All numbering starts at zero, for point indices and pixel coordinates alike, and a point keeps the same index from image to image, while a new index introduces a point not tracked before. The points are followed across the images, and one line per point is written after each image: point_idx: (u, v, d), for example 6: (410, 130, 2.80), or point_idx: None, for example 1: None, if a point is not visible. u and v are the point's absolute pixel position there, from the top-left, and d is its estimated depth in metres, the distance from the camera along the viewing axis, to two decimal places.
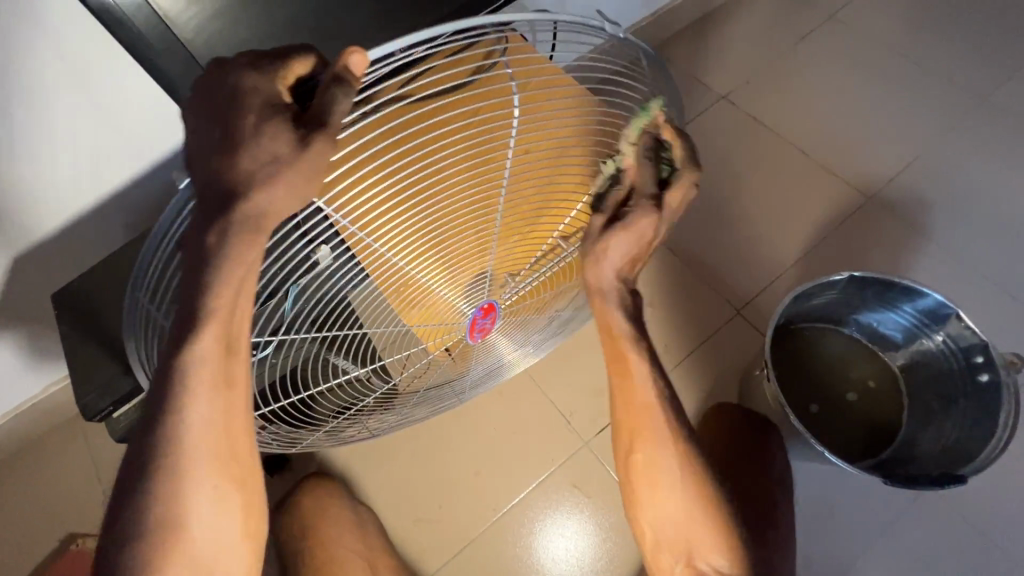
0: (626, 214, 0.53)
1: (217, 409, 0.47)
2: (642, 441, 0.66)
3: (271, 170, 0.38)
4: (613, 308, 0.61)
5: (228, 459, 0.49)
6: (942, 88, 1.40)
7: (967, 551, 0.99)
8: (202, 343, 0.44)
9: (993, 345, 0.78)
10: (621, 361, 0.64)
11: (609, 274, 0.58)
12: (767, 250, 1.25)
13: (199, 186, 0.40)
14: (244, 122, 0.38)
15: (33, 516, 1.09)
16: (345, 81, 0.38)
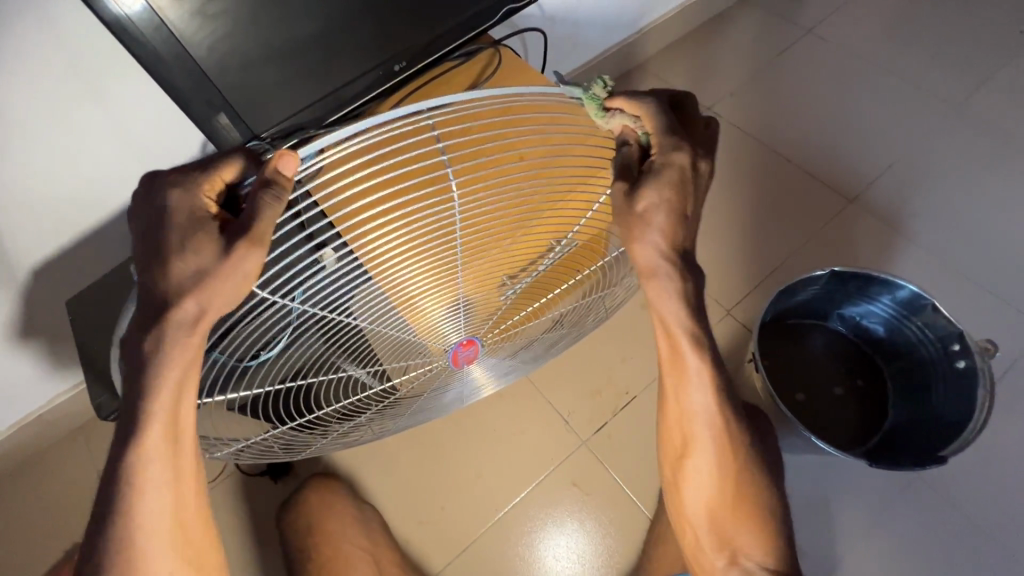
0: (653, 165, 0.49)
1: (167, 500, 0.53)
2: (694, 443, 0.68)
3: (197, 278, 0.43)
4: (668, 298, 0.54)
5: (182, 544, 0.56)
6: (916, 97, 1.47)
7: (956, 537, 1.02)
8: (149, 440, 0.49)
9: (968, 332, 0.82)
10: (677, 364, 0.62)
11: (653, 250, 0.51)
12: (755, 252, 1.30)
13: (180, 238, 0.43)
14: (171, 237, 0.43)
15: (38, 527, 1.10)
16: (271, 189, 0.41)
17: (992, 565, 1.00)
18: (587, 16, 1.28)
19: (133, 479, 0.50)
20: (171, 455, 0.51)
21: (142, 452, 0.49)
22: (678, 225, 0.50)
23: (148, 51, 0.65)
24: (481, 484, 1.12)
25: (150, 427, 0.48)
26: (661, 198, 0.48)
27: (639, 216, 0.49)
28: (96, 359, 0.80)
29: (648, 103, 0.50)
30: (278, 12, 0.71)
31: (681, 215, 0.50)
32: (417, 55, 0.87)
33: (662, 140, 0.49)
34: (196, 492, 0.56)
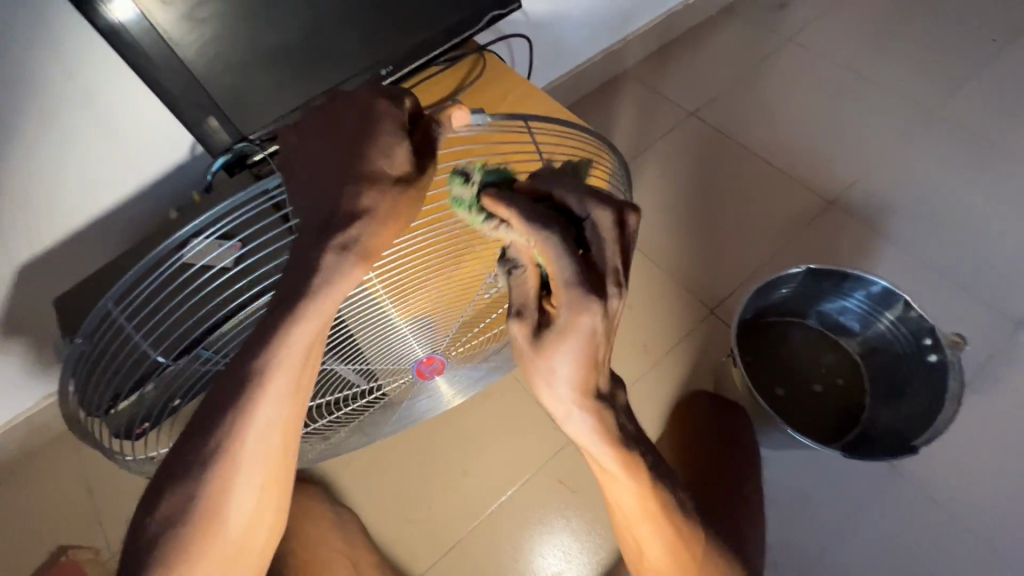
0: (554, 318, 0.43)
1: (274, 424, 0.50)
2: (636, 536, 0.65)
3: (390, 188, 0.43)
4: (583, 426, 0.51)
5: (272, 476, 0.53)
6: (893, 102, 1.51)
7: (935, 531, 1.04)
8: (281, 357, 0.47)
9: (939, 327, 0.84)
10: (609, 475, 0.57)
11: (558, 390, 0.48)
12: (737, 254, 1.32)
13: (387, 143, 0.42)
14: (383, 137, 0.42)
15: (25, 528, 1.10)
16: (442, 129, 0.45)
17: (970, 556, 1.02)
18: (572, 23, 1.32)
19: (251, 395, 0.47)
20: (296, 375, 0.49)
21: (268, 368, 0.47)
22: (585, 367, 0.46)
23: (138, 53, 0.67)
24: (468, 481, 1.13)
25: (291, 345, 0.46)
26: (569, 345, 0.44)
27: (541, 360, 0.46)
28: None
29: (551, 242, 0.39)
30: (265, 16, 0.73)
31: (594, 360, 0.46)
32: (404, 60, 0.90)
33: (568, 293, 0.40)
34: (278, 497, 0.56)
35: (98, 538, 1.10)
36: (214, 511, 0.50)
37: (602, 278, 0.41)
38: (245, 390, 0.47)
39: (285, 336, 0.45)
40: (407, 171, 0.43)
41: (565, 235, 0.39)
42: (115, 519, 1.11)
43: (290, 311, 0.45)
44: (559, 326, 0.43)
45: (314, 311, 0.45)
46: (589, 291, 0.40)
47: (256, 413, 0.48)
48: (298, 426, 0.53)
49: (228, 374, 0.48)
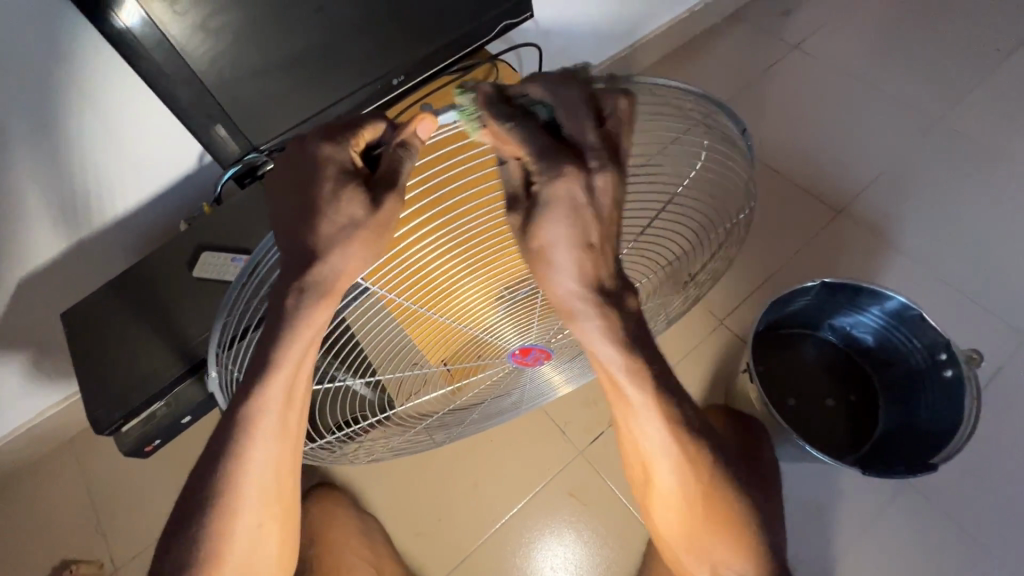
0: (539, 194, 0.43)
1: (271, 454, 0.54)
2: (646, 471, 0.66)
3: (348, 231, 0.44)
4: (593, 336, 0.53)
5: (274, 500, 0.57)
6: (900, 110, 1.51)
7: (947, 544, 1.03)
8: (269, 393, 0.51)
9: (955, 342, 0.84)
10: (620, 394, 0.59)
11: (563, 290, 0.50)
12: (747, 263, 1.32)
13: (327, 197, 0.43)
14: (323, 188, 0.43)
15: (27, 542, 1.08)
16: (408, 149, 0.43)
17: (979, 567, 1.02)
18: (580, 31, 1.31)
19: (246, 431, 0.52)
20: (284, 407, 0.53)
21: (259, 403, 0.51)
22: (585, 255, 0.48)
23: (152, 65, 0.65)
24: (479, 493, 1.12)
25: (275, 377, 0.50)
26: (545, 229, 0.45)
27: (538, 252, 0.48)
28: (96, 375, 0.78)
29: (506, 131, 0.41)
30: (280, 29, 0.72)
31: (587, 244, 0.47)
32: (416, 69, 0.88)
33: (540, 166, 0.41)
34: (281, 528, 0.59)
35: (101, 552, 1.08)
36: (215, 544, 0.54)
37: (575, 154, 0.43)
38: (237, 430, 0.52)
39: (266, 381, 0.51)
40: (359, 213, 0.43)
41: (523, 123, 0.41)
42: (119, 533, 1.09)
43: (266, 359, 0.50)
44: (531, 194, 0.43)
45: (288, 351, 0.50)
46: (573, 162, 0.42)
47: (249, 450, 0.53)
48: (295, 459, 0.57)
49: (225, 419, 0.52)
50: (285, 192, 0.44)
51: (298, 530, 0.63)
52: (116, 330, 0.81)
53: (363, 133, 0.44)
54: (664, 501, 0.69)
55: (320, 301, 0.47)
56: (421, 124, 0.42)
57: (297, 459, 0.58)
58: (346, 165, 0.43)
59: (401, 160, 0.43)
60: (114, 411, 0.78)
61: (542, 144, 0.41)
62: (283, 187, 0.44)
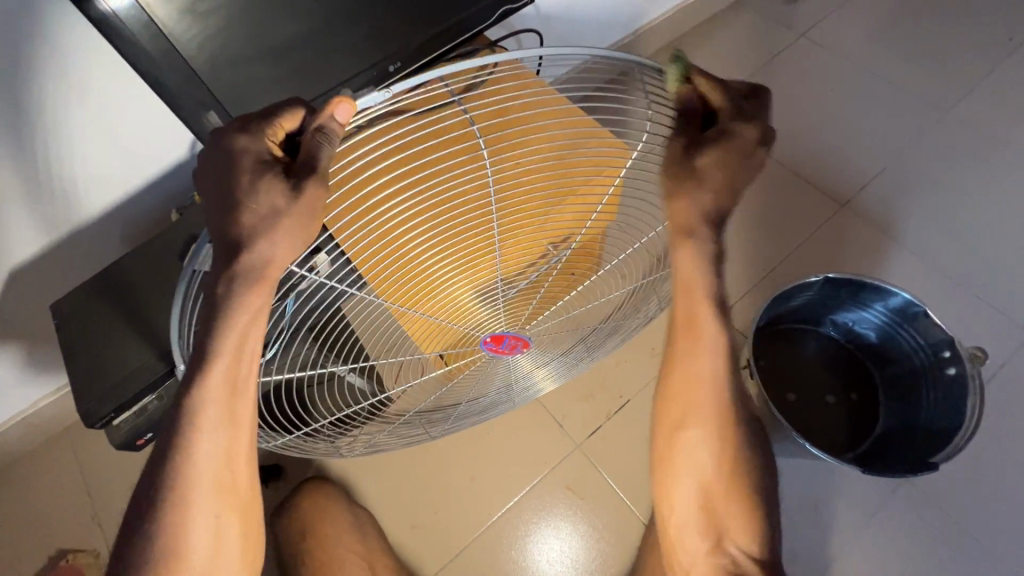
0: (726, 126, 0.47)
1: (221, 445, 0.53)
2: (694, 414, 0.69)
3: (270, 220, 0.44)
4: (702, 267, 0.56)
5: (229, 493, 0.56)
6: (907, 101, 1.48)
7: (944, 540, 1.03)
8: (210, 384, 0.50)
9: (959, 340, 0.83)
10: (692, 326, 0.63)
11: (696, 213, 0.51)
12: (750, 256, 1.30)
13: (246, 188, 0.44)
14: (242, 179, 0.44)
15: (25, 532, 1.08)
16: (325, 133, 0.43)
17: (974, 562, 1.02)
18: (583, 16, 1.28)
19: (192, 423, 0.51)
20: (229, 398, 0.51)
21: (203, 396, 0.50)
22: (729, 193, 0.50)
23: (139, 50, 0.62)
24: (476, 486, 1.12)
25: (215, 366, 0.49)
26: (716, 159, 0.47)
27: (694, 175, 0.48)
28: (79, 375, 0.77)
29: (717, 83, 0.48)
30: (271, 11, 0.70)
31: (733, 186, 0.50)
32: (414, 55, 0.84)
33: (734, 109, 0.48)
34: (243, 524, 0.58)
35: (98, 542, 1.08)
36: (169, 546, 0.53)
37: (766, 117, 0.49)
38: (182, 423, 0.51)
39: (205, 372, 0.49)
40: (279, 202, 0.43)
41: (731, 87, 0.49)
42: (114, 524, 1.09)
43: (203, 352, 0.49)
44: (719, 128, 0.47)
45: (224, 343, 0.48)
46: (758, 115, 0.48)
47: (197, 442, 0.52)
48: (250, 452, 0.56)
49: (170, 417, 0.52)
50: (208, 185, 0.45)
51: (261, 522, 0.62)
52: (109, 322, 0.80)
53: (280, 123, 0.45)
54: (693, 464, 0.72)
55: None
56: (337, 109, 0.42)
57: (252, 451, 0.57)
58: (263, 155, 0.44)
59: (317, 144, 0.43)
60: (104, 405, 0.77)
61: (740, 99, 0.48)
62: (205, 180, 0.46)
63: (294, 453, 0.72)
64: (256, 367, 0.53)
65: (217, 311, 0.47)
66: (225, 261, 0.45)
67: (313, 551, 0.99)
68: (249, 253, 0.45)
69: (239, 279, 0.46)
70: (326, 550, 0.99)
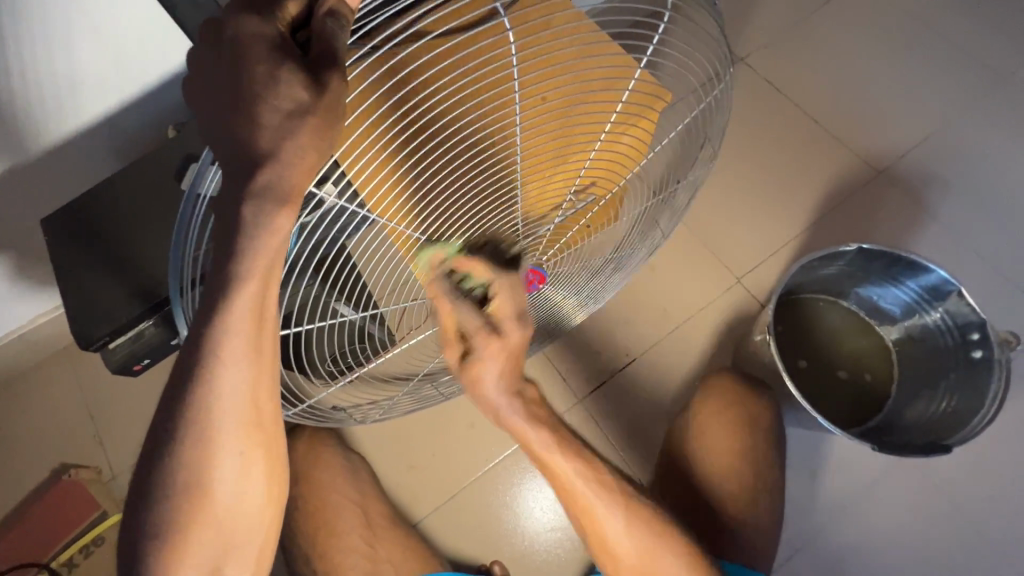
0: (474, 348, 0.62)
1: (247, 379, 0.48)
2: (591, 513, 0.75)
3: (272, 137, 0.39)
4: (508, 413, 0.71)
5: (255, 432, 0.50)
6: (962, 63, 1.37)
7: (936, 517, 1.04)
8: (232, 314, 0.44)
9: (991, 323, 0.80)
10: (543, 462, 0.74)
11: (495, 394, 0.69)
12: (773, 218, 1.24)
13: (256, 86, 0.38)
14: (256, 71, 0.38)
15: (27, 444, 1.09)
16: (336, 19, 0.40)
17: (966, 541, 1.03)
18: None
19: (215, 354, 0.46)
20: (254, 329, 0.46)
21: (227, 325, 0.45)
22: (510, 362, 0.66)
23: None
24: (475, 433, 1.12)
25: (243, 289, 0.44)
26: (483, 365, 0.64)
27: (467, 371, 0.65)
28: (76, 296, 0.74)
29: (456, 305, 0.59)
30: None
31: (512, 362, 0.66)
32: None
33: (477, 332, 0.61)
34: (269, 471, 0.53)
35: (101, 459, 1.09)
36: (190, 497, 0.48)
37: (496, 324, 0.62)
38: (202, 355, 0.46)
39: (225, 300, 0.44)
40: (301, 95, 0.39)
41: (471, 302, 0.61)
42: (115, 445, 1.10)
43: (220, 282, 0.43)
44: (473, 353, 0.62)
45: (252, 267, 0.43)
46: (492, 331, 0.62)
47: (218, 377, 0.46)
48: (273, 396, 0.51)
49: (187, 347, 0.46)
50: (209, 82, 0.39)
51: (288, 463, 0.56)
52: (107, 245, 0.76)
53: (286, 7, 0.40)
54: (613, 538, 0.75)
55: None
56: None
57: (277, 390, 0.51)
58: (274, 41, 0.39)
59: (332, 31, 0.40)
60: (98, 327, 0.74)
61: (489, 323, 0.61)
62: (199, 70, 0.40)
63: (311, 422, 0.72)
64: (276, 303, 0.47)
65: (228, 241, 0.42)
66: (245, 179, 0.40)
67: (304, 498, 0.96)
68: (259, 176, 0.40)
69: (269, 196, 0.41)
70: (320, 494, 0.97)
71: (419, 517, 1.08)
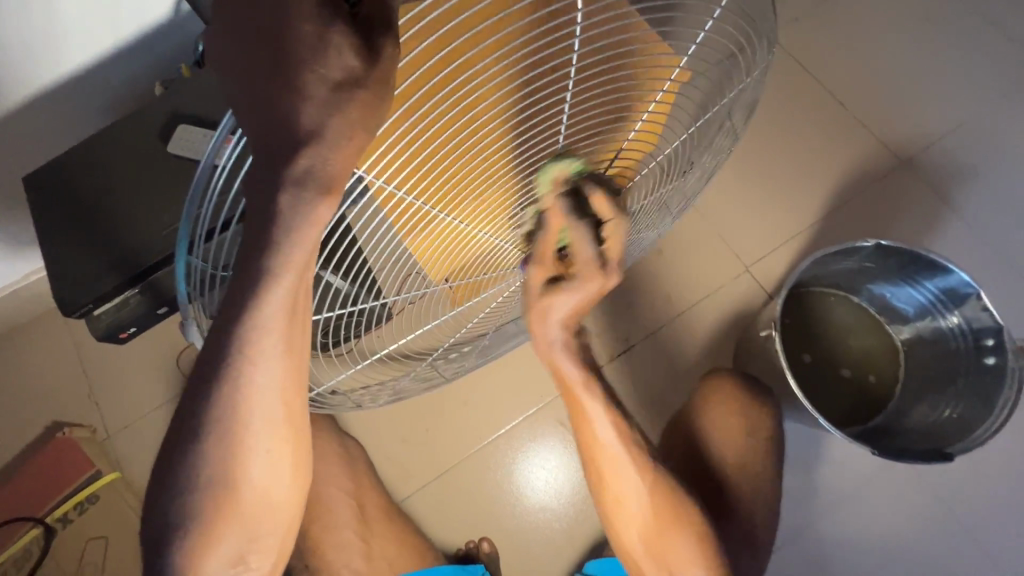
0: (570, 279, 0.54)
1: (279, 373, 0.46)
2: (602, 474, 0.71)
3: (311, 111, 0.35)
4: (558, 354, 0.61)
5: (284, 426, 0.49)
6: (1002, 47, 1.28)
7: (928, 519, 1.03)
8: (266, 308, 0.43)
9: (1009, 330, 0.77)
10: (574, 402, 0.67)
11: (552, 332, 0.59)
12: (788, 206, 1.19)
13: (298, 52, 0.33)
14: (304, 32, 0.33)
15: (22, 401, 1.09)
16: None
17: (956, 547, 1.02)
18: None
19: (246, 349, 0.44)
20: (287, 323, 0.44)
21: (260, 321, 0.43)
22: (586, 303, 0.57)
23: None
24: (469, 411, 1.11)
25: (277, 283, 0.42)
26: (569, 299, 0.55)
27: (545, 305, 0.56)
28: (70, 262, 0.71)
29: (574, 221, 0.51)
30: None
31: (582, 307, 0.58)
32: None
33: (587, 260, 0.53)
34: (296, 467, 0.51)
35: (96, 419, 1.10)
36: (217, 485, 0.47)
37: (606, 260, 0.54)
38: (234, 350, 0.44)
39: (259, 294, 0.42)
40: (353, 64, 0.33)
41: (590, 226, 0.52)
42: (110, 406, 1.11)
43: None
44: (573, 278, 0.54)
45: (286, 259, 0.41)
46: (598, 266, 0.53)
47: (251, 373, 0.45)
48: (304, 387, 0.50)
49: (215, 342, 0.44)
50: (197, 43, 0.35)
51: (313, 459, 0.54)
52: (86, 208, 0.72)
53: None
54: (631, 497, 0.71)
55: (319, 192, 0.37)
56: None
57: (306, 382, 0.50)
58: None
59: None
60: (81, 294, 0.71)
61: (592, 256, 0.53)
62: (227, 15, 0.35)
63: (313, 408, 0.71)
64: (310, 292, 0.46)
65: None
66: None
67: None
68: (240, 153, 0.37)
69: (309, 185, 0.37)
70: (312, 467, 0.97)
71: (409, 491, 1.08)
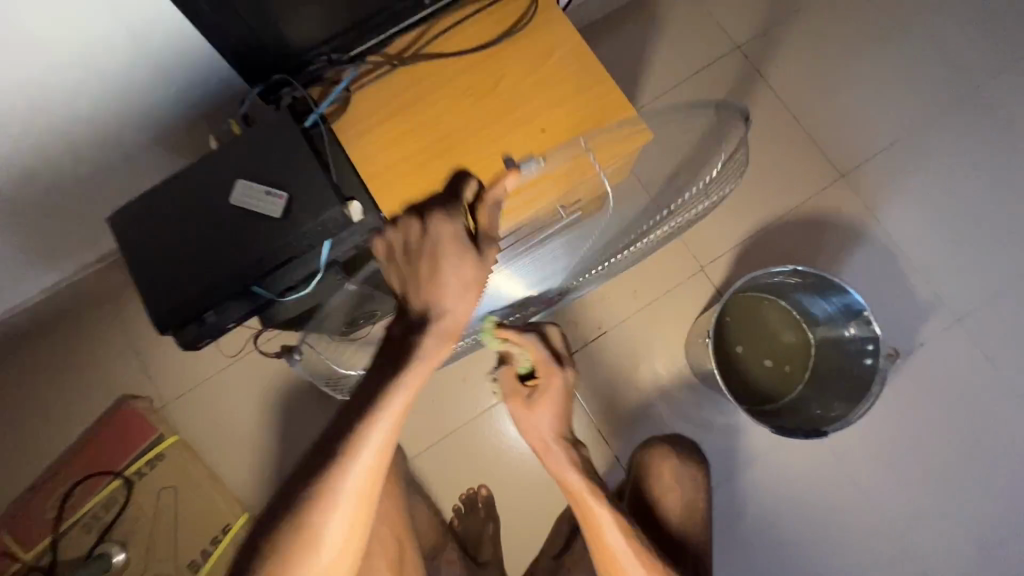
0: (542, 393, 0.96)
1: (371, 470, 0.60)
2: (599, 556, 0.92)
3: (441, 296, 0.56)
4: (565, 466, 0.96)
5: (361, 510, 0.62)
6: (939, 72, 1.44)
7: (830, 481, 1.28)
8: (382, 418, 0.58)
9: (881, 340, 1.02)
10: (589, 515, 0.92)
11: (545, 438, 0.99)
12: (741, 213, 1.37)
13: (439, 264, 0.56)
14: (450, 260, 0.56)
15: (86, 370, 1.30)
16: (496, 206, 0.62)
17: (851, 505, 1.27)
18: None
19: (355, 446, 0.58)
20: (392, 431, 0.59)
21: (372, 425, 0.58)
22: (563, 410, 0.98)
23: None
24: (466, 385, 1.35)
25: (395, 401, 0.58)
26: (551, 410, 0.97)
27: (536, 413, 0.98)
28: (156, 285, 0.86)
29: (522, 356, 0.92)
30: None
31: (563, 418, 0.99)
32: None
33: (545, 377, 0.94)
34: (357, 543, 0.64)
35: (150, 391, 1.30)
36: (317, 525, 0.59)
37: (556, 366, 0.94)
38: (346, 445, 0.58)
39: (381, 406, 0.57)
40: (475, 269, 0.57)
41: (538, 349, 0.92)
42: (162, 374, 1.31)
43: None
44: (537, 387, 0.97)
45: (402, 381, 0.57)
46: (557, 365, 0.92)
47: (352, 465, 0.58)
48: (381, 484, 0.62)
49: (335, 434, 0.59)
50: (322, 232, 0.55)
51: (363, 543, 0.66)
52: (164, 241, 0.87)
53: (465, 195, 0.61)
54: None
55: (439, 339, 0.57)
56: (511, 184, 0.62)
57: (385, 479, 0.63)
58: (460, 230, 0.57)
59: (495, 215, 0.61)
60: (169, 317, 0.86)
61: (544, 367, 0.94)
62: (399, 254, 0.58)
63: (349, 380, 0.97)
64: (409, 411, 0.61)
65: None
66: None
67: None
68: None
69: (441, 334, 0.57)
70: None
71: (414, 451, 1.33)
